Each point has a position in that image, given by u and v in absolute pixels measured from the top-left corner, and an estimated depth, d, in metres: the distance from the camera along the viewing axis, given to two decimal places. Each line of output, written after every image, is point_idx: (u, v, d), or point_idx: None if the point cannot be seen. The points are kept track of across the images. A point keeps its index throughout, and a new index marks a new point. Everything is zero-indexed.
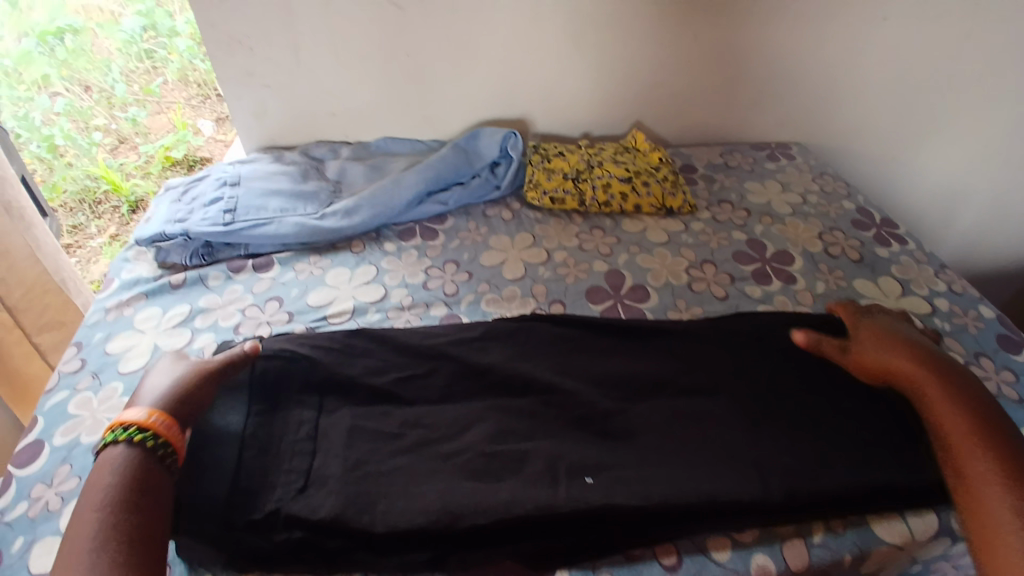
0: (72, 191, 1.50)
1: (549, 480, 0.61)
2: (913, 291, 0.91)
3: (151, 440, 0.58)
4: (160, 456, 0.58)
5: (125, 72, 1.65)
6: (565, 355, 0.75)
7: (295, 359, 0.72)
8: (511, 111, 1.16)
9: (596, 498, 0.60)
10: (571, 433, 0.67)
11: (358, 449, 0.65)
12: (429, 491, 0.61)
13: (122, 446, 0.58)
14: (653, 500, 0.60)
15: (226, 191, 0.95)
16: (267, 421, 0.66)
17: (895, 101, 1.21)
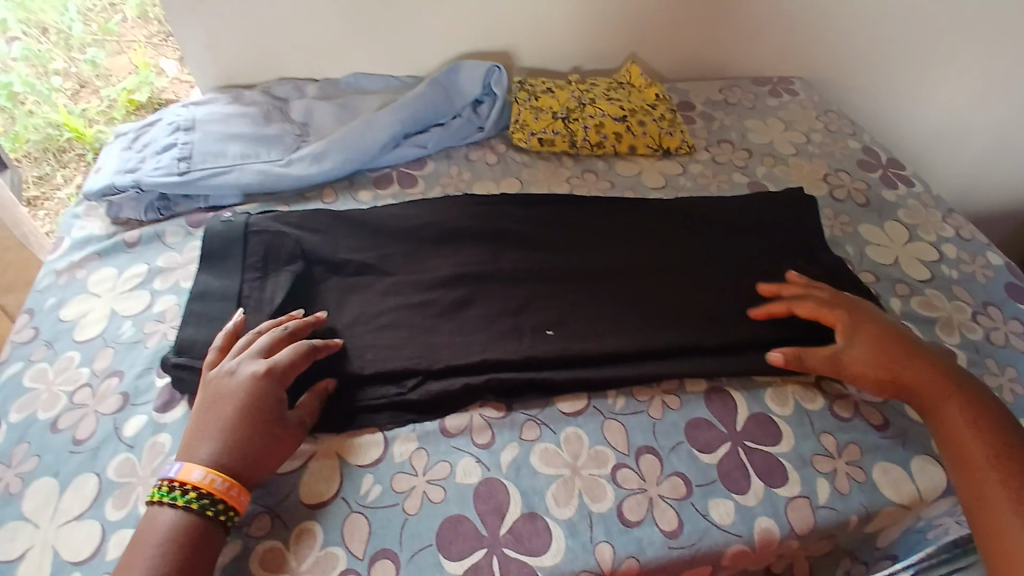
0: (34, 140, 1.38)
1: (515, 336, 0.65)
2: (920, 237, 0.87)
3: (211, 509, 0.50)
4: (218, 519, 0.50)
5: (82, 11, 1.47)
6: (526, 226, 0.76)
7: (282, 235, 0.72)
8: (493, 43, 1.06)
9: (557, 347, 0.65)
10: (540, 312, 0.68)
11: (348, 310, 0.67)
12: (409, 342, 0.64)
13: (176, 508, 0.50)
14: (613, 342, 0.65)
15: (180, 137, 0.86)
16: (260, 286, 0.68)
17: (905, 29, 1.12)
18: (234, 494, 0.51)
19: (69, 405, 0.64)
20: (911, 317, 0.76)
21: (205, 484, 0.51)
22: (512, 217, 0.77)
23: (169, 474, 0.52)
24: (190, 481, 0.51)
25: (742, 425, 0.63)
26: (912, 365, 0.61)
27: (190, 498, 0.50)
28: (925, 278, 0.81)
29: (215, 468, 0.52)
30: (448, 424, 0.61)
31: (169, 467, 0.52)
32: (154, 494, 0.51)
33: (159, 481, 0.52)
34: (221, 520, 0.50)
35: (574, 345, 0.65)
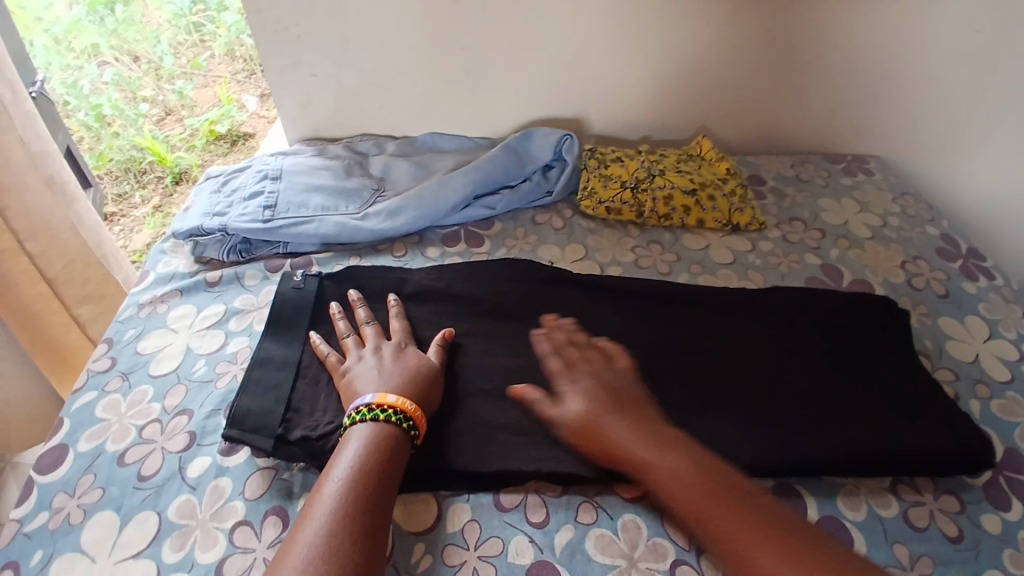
0: (117, 160, 1.48)
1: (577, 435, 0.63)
2: (1001, 334, 0.82)
3: (407, 422, 0.59)
4: (409, 432, 0.59)
5: (172, 45, 1.65)
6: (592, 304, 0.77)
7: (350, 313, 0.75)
8: (567, 111, 1.09)
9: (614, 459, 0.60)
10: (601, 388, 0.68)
11: None
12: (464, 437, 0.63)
13: (376, 423, 0.58)
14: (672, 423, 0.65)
15: (267, 185, 0.92)
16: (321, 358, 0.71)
17: (990, 116, 1.09)
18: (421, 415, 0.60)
19: (137, 439, 0.67)
20: (995, 424, 0.71)
21: None
22: (577, 287, 0.80)
23: (362, 402, 0.60)
24: None
25: (814, 530, 0.59)
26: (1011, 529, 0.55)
27: (388, 414, 0.58)
28: (1006, 378, 0.76)
29: (403, 395, 0.61)
30: (501, 497, 0.60)
31: (360, 398, 0.61)
32: (349, 422, 0.59)
33: (348, 413, 0.60)
34: None
35: None
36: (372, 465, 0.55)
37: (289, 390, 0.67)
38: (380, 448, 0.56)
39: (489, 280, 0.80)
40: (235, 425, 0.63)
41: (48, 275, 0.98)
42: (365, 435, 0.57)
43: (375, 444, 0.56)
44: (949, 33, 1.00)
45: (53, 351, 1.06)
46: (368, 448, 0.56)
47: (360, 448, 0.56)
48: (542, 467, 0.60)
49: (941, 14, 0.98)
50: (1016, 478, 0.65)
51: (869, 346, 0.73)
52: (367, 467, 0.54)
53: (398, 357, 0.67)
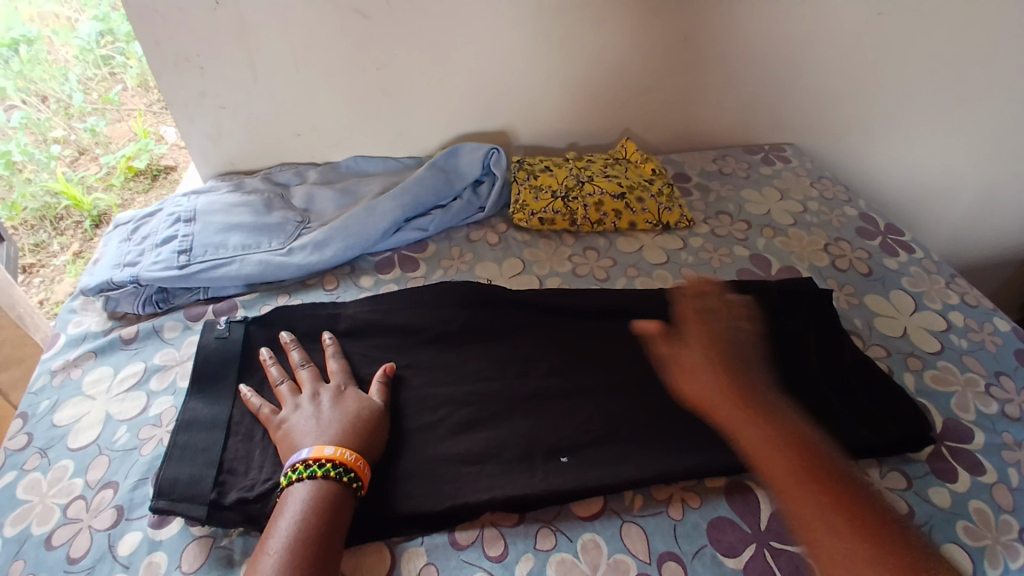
0: (32, 208, 1.37)
1: (526, 463, 0.62)
2: (926, 306, 0.86)
3: (346, 475, 0.56)
4: (351, 485, 0.56)
5: (82, 80, 1.47)
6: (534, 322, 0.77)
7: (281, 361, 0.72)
8: (491, 124, 1.09)
9: (567, 483, 0.60)
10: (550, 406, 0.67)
11: None
12: (413, 477, 0.61)
13: (313, 480, 0.56)
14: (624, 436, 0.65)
15: (180, 228, 0.86)
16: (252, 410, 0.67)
17: (888, 98, 1.15)
18: (361, 466, 0.58)
19: (63, 519, 0.61)
20: (923, 393, 0.74)
21: None
22: (515, 306, 0.79)
23: (298, 458, 0.57)
24: None
25: (766, 523, 0.60)
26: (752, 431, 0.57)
27: (326, 469, 0.56)
28: (935, 350, 0.80)
29: (342, 446, 0.59)
30: (457, 535, 0.58)
31: (297, 454, 0.58)
32: (285, 481, 0.56)
33: (285, 471, 0.57)
34: None
35: (589, 475, 0.61)
36: (315, 525, 0.53)
37: (220, 449, 0.64)
38: (319, 507, 0.54)
39: (429, 307, 0.78)
40: (164, 496, 0.59)
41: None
42: (304, 496, 0.55)
43: (315, 503, 0.54)
44: (843, 22, 1.05)
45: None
46: (307, 510, 0.54)
47: (299, 511, 0.54)
48: (500, 499, 0.59)
49: (835, 5, 1.03)
50: (960, 448, 0.68)
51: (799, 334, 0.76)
52: (307, 528, 0.52)
53: (337, 402, 0.64)
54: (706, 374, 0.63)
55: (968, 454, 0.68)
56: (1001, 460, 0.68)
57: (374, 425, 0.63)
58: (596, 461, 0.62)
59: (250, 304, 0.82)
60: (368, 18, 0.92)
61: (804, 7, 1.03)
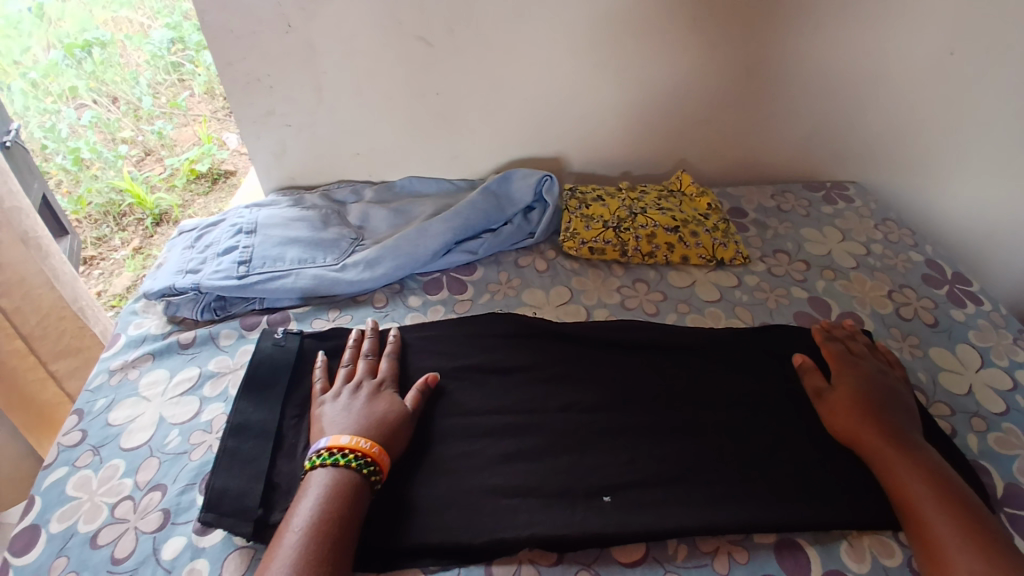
0: (97, 203, 1.44)
1: (566, 502, 0.61)
2: (993, 362, 0.81)
3: (366, 467, 0.59)
4: (371, 477, 0.59)
5: (152, 85, 1.58)
6: (579, 355, 0.76)
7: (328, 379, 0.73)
8: (545, 150, 1.09)
9: (607, 525, 0.58)
10: (593, 445, 0.66)
11: None
12: (448, 507, 0.60)
13: (330, 468, 0.59)
14: (670, 480, 0.63)
15: (241, 240, 0.89)
16: (298, 426, 0.68)
17: (960, 141, 1.10)
18: (377, 453, 0.60)
19: (110, 519, 0.63)
20: (991, 457, 0.69)
21: None
22: (563, 337, 0.79)
23: (318, 447, 0.61)
24: None
25: None
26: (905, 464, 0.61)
27: (348, 459, 0.59)
28: (1000, 410, 0.75)
29: (358, 436, 0.61)
30: (494, 567, 0.57)
31: (316, 444, 0.61)
32: (308, 466, 0.60)
33: (309, 458, 0.60)
34: None
35: (630, 518, 0.59)
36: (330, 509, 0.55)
37: (266, 463, 0.65)
38: (338, 491, 0.57)
39: (473, 336, 0.79)
40: (212, 509, 0.60)
41: (23, 330, 0.96)
42: (324, 481, 0.58)
43: (333, 491, 0.57)
44: (917, 60, 1.01)
45: (31, 405, 1.02)
46: (328, 493, 0.57)
47: (318, 497, 0.56)
48: (533, 534, 0.57)
49: (909, 43, 0.99)
50: (1016, 515, 0.64)
51: None
52: (326, 512, 0.55)
53: (374, 398, 0.67)
54: (862, 411, 0.67)
55: None
56: None
57: (398, 432, 0.64)
58: (637, 506, 0.60)
59: (302, 316, 0.84)
60: (432, 44, 0.94)
61: (875, 45, 1.00)
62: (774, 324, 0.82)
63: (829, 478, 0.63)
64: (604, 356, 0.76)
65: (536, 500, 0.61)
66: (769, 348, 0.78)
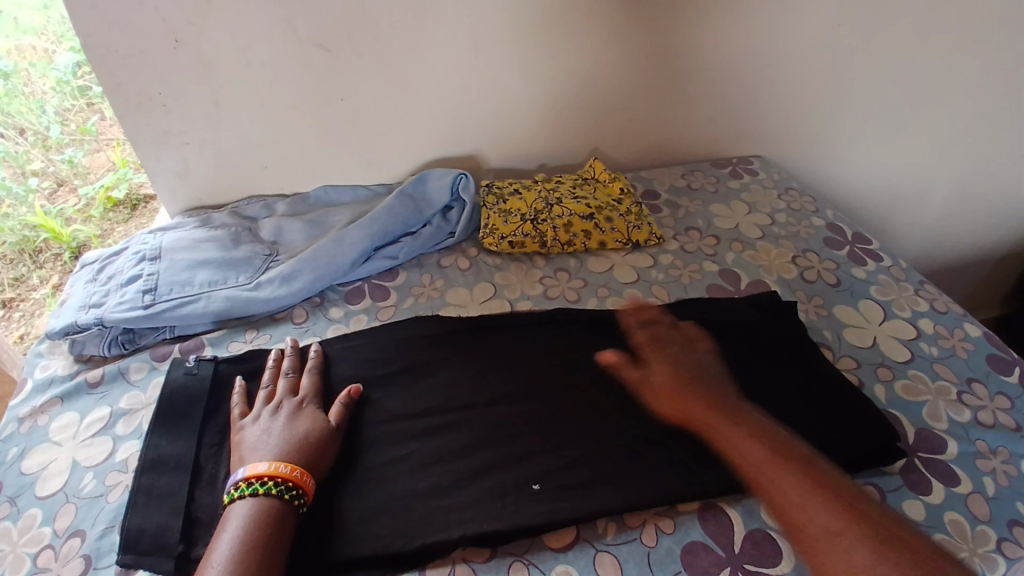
0: (9, 242, 1.26)
1: (499, 494, 0.61)
2: (896, 314, 0.87)
3: (288, 493, 0.57)
4: (293, 503, 0.57)
5: (58, 107, 1.26)
6: (504, 349, 0.77)
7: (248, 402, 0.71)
8: (460, 149, 1.09)
9: (541, 512, 0.60)
10: (522, 435, 0.67)
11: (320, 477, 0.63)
12: (383, 518, 0.60)
13: (250, 499, 0.57)
14: (597, 461, 0.64)
15: (145, 267, 0.85)
16: (217, 455, 0.66)
17: (848, 109, 1.17)
18: (299, 476, 0.59)
19: (32, 569, 0.60)
20: (895, 403, 0.75)
21: None
22: (489, 332, 0.79)
23: (237, 477, 0.59)
24: None
25: (741, 546, 0.59)
26: (775, 442, 0.62)
27: (268, 487, 0.57)
28: (905, 358, 0.81)
29: (278, 461, 0.60)
30: (427, 574, 0.57)
31: (235, 474, 0.60)
32: (228, 499, 0.58)
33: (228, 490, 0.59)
34: None
35: (560, 502, 0.61)
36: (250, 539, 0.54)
37: (184, 498, 0.62)
38: (261, 521, 0.55)
39: (398, 341, 0.78)
40: (129, 551, 0.58)
41: None
42: (246, 511, 0.56)
43: (254, 521, 0.55)
44: (800, 36, 1.07)
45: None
46: (250, 523, 0.55)
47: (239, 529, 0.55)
48: (471, 533, 0.58)
49: (791, 21, 1.05)
50: (931, 457, 0.69)
51: (766, 348, 0.77)
52: (244, 544, 0.54)
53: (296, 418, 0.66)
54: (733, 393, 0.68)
55: (941, 463, 0.68)
56: (975, 468, 0.68)
57: (319, 451, 0.62)
58: (568, 489, 0.62)
59: (218, 339, 0.81)
60: (329, 50, 0.93)
61: (764, 23, 1.05)
62: (690, 298, 0.85)
63: None
64: (529, 347, 0.77)
65: (470, 497, 0.61)
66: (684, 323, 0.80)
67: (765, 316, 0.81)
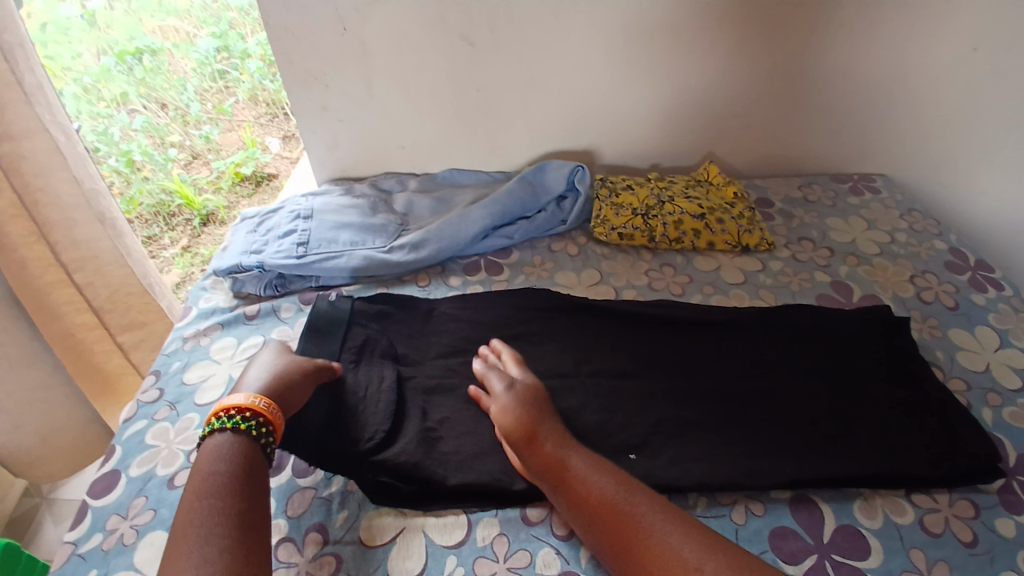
0: (147, 204, 1.55)
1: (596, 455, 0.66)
2: (1012, 343, 0.83)
3: (256, 428, 0.61)
4: (260, 438, 0.61)
5: (199, 91, 1.69)
6: (609, 331, 0.82)
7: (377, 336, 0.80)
8: (577, 144, 1.15)
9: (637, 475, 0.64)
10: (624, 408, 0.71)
11: (442, 412, 0.71)
12: (493, 457, 0.66)
13: (224, 432, 0.61)
14: (695, 441, 0.68)
15: (300, 224, 0.98)
16: (357, 375, 0.74)
17: (990, 134, 1.11)
18: (272, 412, 0.63)
19: (186, 463, 0.71)
20: (1005, 430, 0.72)
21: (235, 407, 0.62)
22: (598, 314, 0.84)
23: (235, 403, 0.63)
24: (222, 409, 0.62)
25: (830, 537, 0.61)
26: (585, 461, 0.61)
27: (235, 421, 0.61)
28: (1018, 387, 0.77)
29: (255, 396, 0.64)
30: (528, 512, 0.63)
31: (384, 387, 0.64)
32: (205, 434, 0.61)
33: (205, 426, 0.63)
34: (261, 441, 0.61)
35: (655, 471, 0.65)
36: (222, 472, 0.57)
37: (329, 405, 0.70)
38: (231, 454, 0.59)
39: (513, 309, 0.85)
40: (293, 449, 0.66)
41: (94, 304, 1.05)
42: (221, 445, 0.60)
43: (232, 452, 0.59)
44: (943, 54, 1.03)
45: (94, 373, 1.12)
46: (225, 456, 0.59)
47: (216, 457, 0.59)
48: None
49: (932, 38, 1.02)
50: None
51: (879, 357, 0.76)
52: (225, 471, 0.57)
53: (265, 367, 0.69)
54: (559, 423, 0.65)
55: None
56: None
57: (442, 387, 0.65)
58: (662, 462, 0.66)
59: (357, 291, 0.92)
60: (472, 45, 1.01)
61: (901, 42, 1.03)
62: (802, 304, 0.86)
63: (846, 440, 0.67)
64: (631, 331, 0.82)
65: None
66: (795, 326, 0.81)
67: (875, 326, 0.80)
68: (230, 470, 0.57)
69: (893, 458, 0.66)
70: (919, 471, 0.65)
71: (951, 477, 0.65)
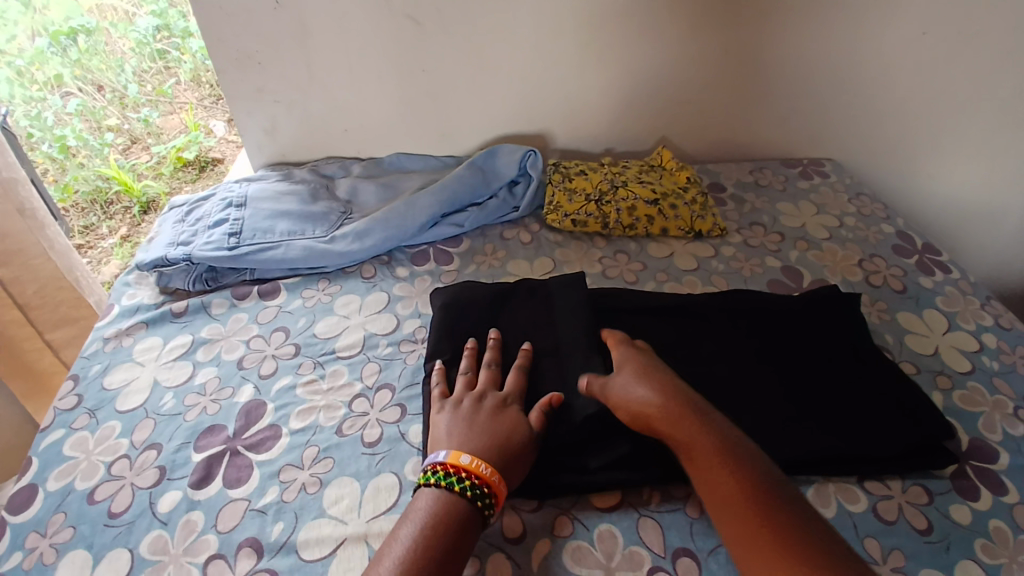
0: (83, 191, 1.43)
1: None
2: (959, 326, 0.85)
3: (480, 498, 0.54)
4: (484, 511, 0.54)
5: (137, 72, 1.58)
6: None
7: None
8: (530, 128, 1.12)
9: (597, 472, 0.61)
10: None
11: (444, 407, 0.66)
12: None
13: (443, 491, 0.54)
14: None
15: (232, 213, 0.91)
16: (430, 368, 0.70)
17: (932, 119, 1.13)
18: (496, 481, 0.55)
19: (107, 475, 0.65)
20: (951, 413, 0.74)
21: (472, 467, 0.55)
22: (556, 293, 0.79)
23: (434, 460, 0.57)
24: (459, 463, 0.56)
25: None
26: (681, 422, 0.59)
27: (461, 484, 0.54)
28: (965, 369, 0.79)
29: (478, 456, 0.57)
30: None
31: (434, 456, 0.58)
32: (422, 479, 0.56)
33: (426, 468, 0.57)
34: (482, 512, 0.54)
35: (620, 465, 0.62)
36: (415, 537, 0.51)
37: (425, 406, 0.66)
38: (442, 523, 0.52)
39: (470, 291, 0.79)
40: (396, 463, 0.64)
41: (21, 300, 0.96)
42: (429, 506, 0.53)
43: (438, 517, 0.53)
44: (888, 41, 1.04)
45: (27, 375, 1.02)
46: (428, 522, 0.52)
47: (419, 518, 0.53)
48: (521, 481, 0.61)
49: (878, 25, 1.02)
50: (981, 466, 0.68)
51: (830, 340, 0.76)
52: (421, 538, 0.51)
53: None
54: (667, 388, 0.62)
55: (991, 474, 0.67)
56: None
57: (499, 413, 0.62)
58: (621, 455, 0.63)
59: (297, 284, 0.87)
60: (417, 23, 0.96)
61: (849, 29, 1.03)
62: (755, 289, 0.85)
63: (801, 423, 0.66)
64: None
65: None
66: (748, 308, 0.79)
67: (826, 307, 0.79)
68: (434, 530, 0.51)
69: (847, 441, 0.65)
70: (871, 455, 0.65)
71: (902, 461, 0.66)
